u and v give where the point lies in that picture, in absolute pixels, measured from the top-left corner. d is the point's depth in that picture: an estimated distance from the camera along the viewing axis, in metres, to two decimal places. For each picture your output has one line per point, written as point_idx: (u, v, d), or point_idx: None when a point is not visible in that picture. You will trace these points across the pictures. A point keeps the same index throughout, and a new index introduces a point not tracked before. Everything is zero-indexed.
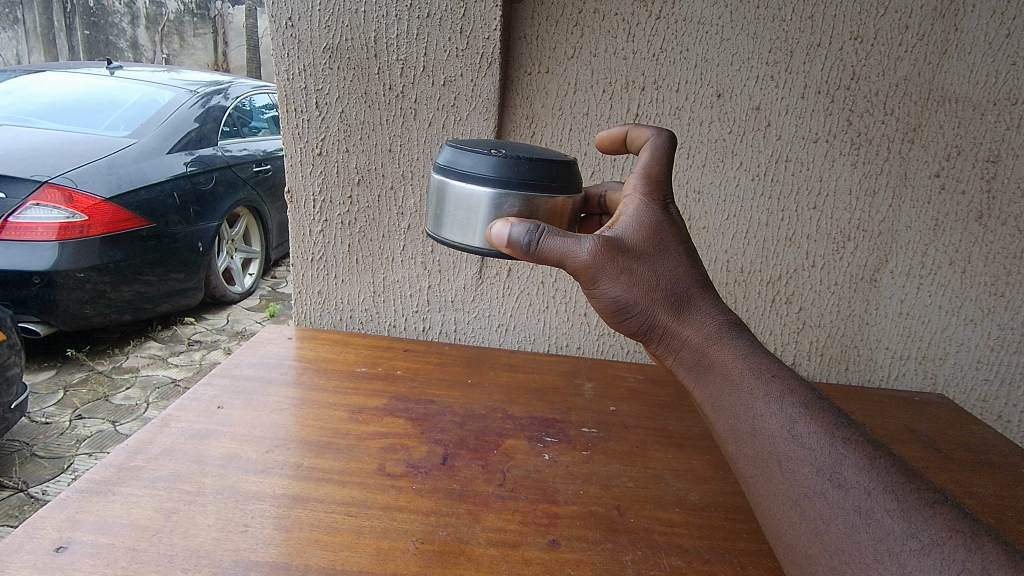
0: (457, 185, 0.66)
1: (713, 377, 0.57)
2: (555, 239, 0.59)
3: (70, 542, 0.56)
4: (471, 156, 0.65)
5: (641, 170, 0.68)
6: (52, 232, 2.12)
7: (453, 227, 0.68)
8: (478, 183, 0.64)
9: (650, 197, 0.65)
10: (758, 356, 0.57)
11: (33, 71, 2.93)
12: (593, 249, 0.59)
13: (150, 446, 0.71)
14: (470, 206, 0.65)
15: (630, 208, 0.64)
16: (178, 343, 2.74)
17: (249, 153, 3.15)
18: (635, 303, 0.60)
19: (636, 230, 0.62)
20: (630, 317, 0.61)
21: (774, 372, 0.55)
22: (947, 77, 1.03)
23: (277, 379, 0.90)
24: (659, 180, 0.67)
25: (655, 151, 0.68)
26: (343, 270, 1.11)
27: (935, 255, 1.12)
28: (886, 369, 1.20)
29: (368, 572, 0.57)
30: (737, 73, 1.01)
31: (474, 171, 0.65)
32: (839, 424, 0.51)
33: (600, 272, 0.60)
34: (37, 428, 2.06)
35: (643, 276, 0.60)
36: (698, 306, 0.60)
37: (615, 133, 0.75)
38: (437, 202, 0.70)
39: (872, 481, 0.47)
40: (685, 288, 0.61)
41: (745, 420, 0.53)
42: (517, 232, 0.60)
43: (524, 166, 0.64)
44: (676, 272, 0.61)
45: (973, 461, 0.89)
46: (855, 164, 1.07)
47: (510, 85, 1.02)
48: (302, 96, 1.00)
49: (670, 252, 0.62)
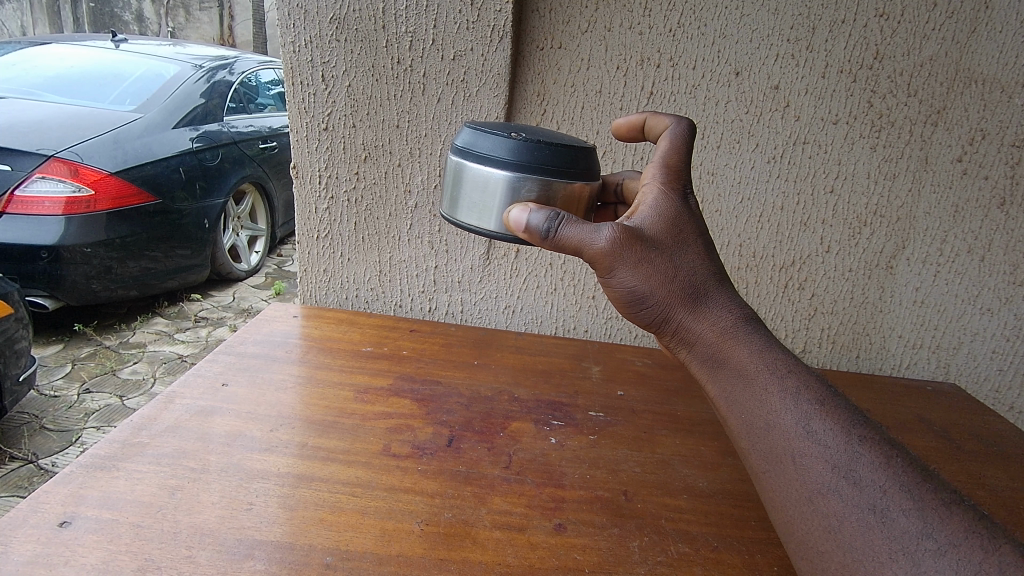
0: (475, 166, 0.64)
1: (728, 372, 0.56)
2: (573, 226, 0.58)
3: (74, 516, 0.56)
4: (492, 139, 0.63)
5: (659, 158, 0.66)
6: (59, 206, 2.11)
7: (468, 209, 0.66)
8: (497, 166, 0.62)
9: (669, 187, 0.63)
10: (774, 351, 0.55)
11: (37, 43, 2.89)
12: (609, 237, 0.57)
13: (155, 423, 0.71)
14: (488, 189, 0.63)
15: (649, 198, 0.62)
16: (184, 320, 2.74)
17: (255, 130, 3.12)
18: (651, 295, 0.58)
19: (654, 221, 0.60)
20: (645, 309, 0.60)
21: (789, 368, 0.53)
22: (975, 58, 0.99)
23: (282, 357, 0.89)
24: (678, 169, 0.65)
25: (674, 139, 0.66)
26: (348, 249, 1.10)
27: (954, 242, 1.10)
28: (899, 358, 1.19)
29: (373, 553, 0.56)
30: (757, 51, 0.98)
31: (492, 154, 0.63)
32: (854, 422, 0.49)
33: (617, 260, 0.58)
34: (45, 402, 2.08)
35: (661, 268, 0.58)
36: (714, 299, 0.59)
37: (633, 121, 0.73)
38: (453, 183, 0.68)
39: (888, 480, 0.46)
40: (702, 280, 0.59)
41: (759, 416, 0.52)
42: (536, 219, 0.59)
43: (544, 150, 0.62)
44: (694, 265, 0.59)
45: (984, 452, 0.88)
46: (874, 147, 1.04)
47: (522, 60, 0.99)
48: (309, 69, 0.98)
49: (687, 243, 0.60)
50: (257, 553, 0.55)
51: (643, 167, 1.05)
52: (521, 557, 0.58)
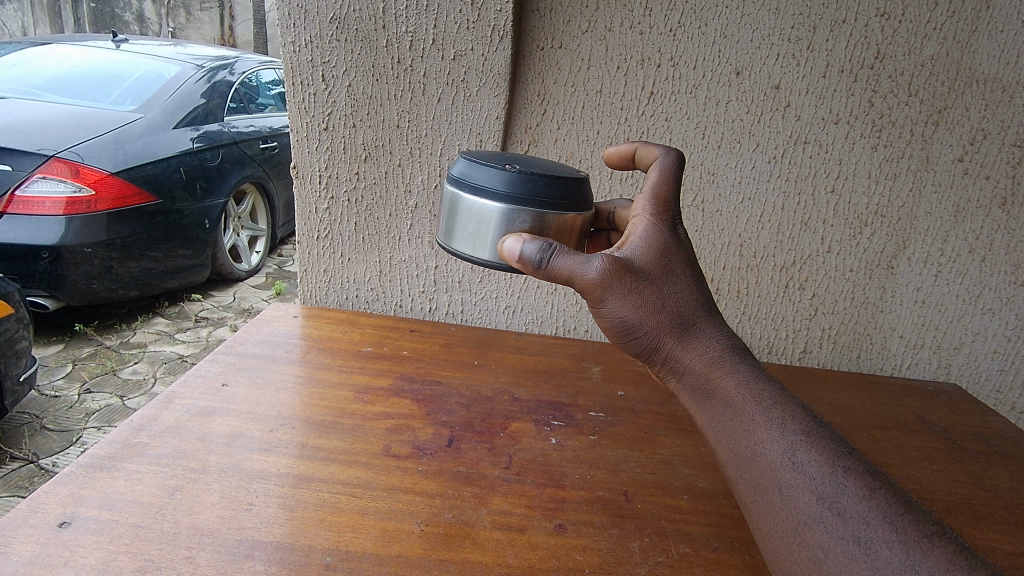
0: (469, 197, 0.64)
1: (716, 403, 0.55)
2: (566, 257, 0.57)
3: (73, 517, 0.56)
4: (486, 170, 0.63)
5: (648, 189, 0.65)
6: (60, 206, 2.11)
7: (463, 239, 0.67)
8: (491, 197, 0.62)
9: (659, 217, 0.63)
10: (761, 382, 0.55)
11: (38, 42, 2.89)
12: (601, 267, 0.57)
13: (155, 423, 0.71)
14: (482, 220, 0.64)
15: (638, 229, 0.62)
16: (185, 320, 2.74)
17: (255, 130, 3.12)
18: (640, 324, 0.58)
19: (644, 252, 0.60)
20: (635, 339, 0.59)
21: (776, 399, 0.53)
22: (976, 58, 0.99)
23: (282, 357, 0.89)
24: (667, 200, 0.64)
25: (663, 170, 0.66)
26: (348, 249, 1.10)
27: (955, 242, 1.10)
28: (899, 358, 1.19)
29: (373, 554, 0.56)
30: (757, 51, 0.98)
31: (486, 186, 0.63)
32: (839, 453, 0.50)
33: (608, 291, 0.57)
34: (46, 402, 2.08)
35: (650, 298, 0.58)
36: (702, 329, 0.58)
37: (623, 150, 0.72)
38: (448, 213, 0.68)
39: (871, 511, 0.46)
40: (691, 311, 0.59)
41: (746, 446, 0.52)
42: (529, 249, 0.58)
43: (538, 182, 0.62)
44: (682, 296, 0.59)
45: (985, 452, 0.88)
46: (875, 146, 1.04)
47: (522, 60, 0.99)
48: (309, 69, 0.98)
49: (676, 274, 0.60)
50: (257, 554, 0.55)
51: None
52: (521, 558, 0.58)
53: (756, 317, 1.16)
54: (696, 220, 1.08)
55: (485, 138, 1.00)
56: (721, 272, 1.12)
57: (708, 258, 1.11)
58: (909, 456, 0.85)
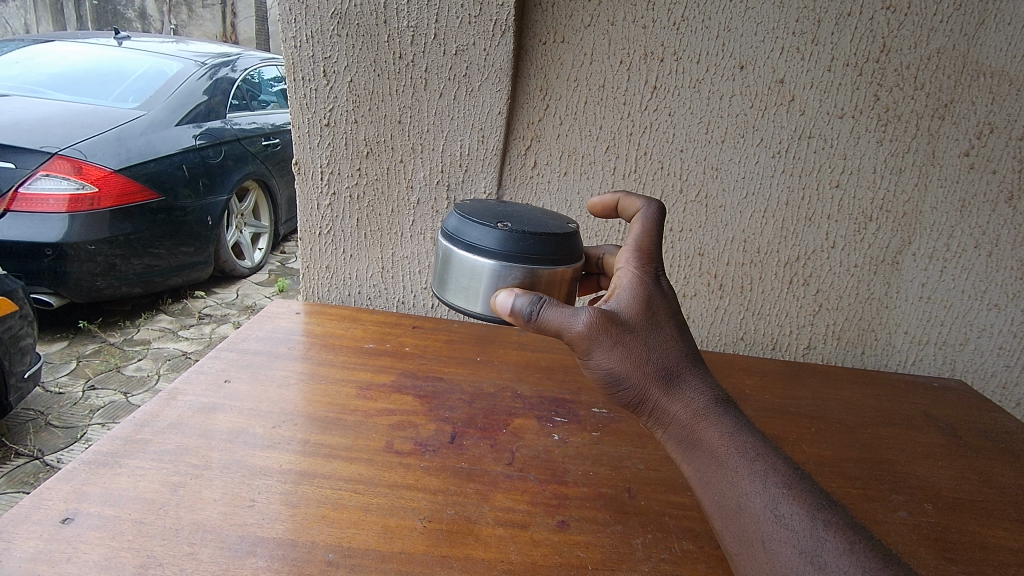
0: (462, 253, 0.65)
1: (701, 456, 0.54)
2: (555, 309, 0.56)
3: (76, 513, 0.56)
4: (478, 227, 0.64)
5: (632, 240, 0.65)
6: (63, 203, 2.11)
7: (456, 291, 0.68)
8: (483, 254, 0.63)
9: (643, 267, 0.62)
10: (746, 433, 0.54)
11: (41, 40, 2.89)
12: (587, 319, 0.56)
13: (157, 420, 0.71)
14: (474, 275, 0.64)
15: (623, 280, 0.61)
16: (189, 316, 2.75)
17: (258, 126, 3.12)
18: (626, 376, 0.57)
19: (630, 303, 0.59)
20: (621, 390, 0.58)
21: (759, 450, 0.52)
22: (983, 51, 0.98)
23: (284, 354, 0.89)
24: (651, 250, 0.64)
25: (646, 222, 0.66)
26: (350, 246, 1.10)
27: (961, 237, 1.09)
28: (904, 354, 1.18)
29: (375, 551, 0.56)
30: (761, 45, 0.97)
31: (479, 243, 0.63)
32: (820, 505, 0.48)
33: (595, 343, 0.56)
34: (51, 398, 2.09)
35: (636, 349, 0.57)
36: (688, 380, 0.57)
37: (607, 200, 0.73)
38: (443, 266, 0.69)
39: (853, 566, 0.44)
40: (676, 362, 0.57)
41: (731, 498, 0.51)
42: (520, 302, 0.58)
43: (529, 238, 0.62)
44: (668, 347, 0.58)
45: (990, 448, 0.87)
46: (880, 140, 1.03)
47: (524, 55, 0.98)
48: (310, 65, 0.97)
49: (661, 326, 0.59)
50: (259, 550, 0.55)
51: (647, 163, 1.04)
52: (524, 555, 0.58)
53: (760, 314, 1.16)
54: (700, 216, 1.08)
55: (487, 133, 1.00)
56: (725, 268, 1.12)
57: (712, 254, 1.11)
58: (914, 453, 0.85)
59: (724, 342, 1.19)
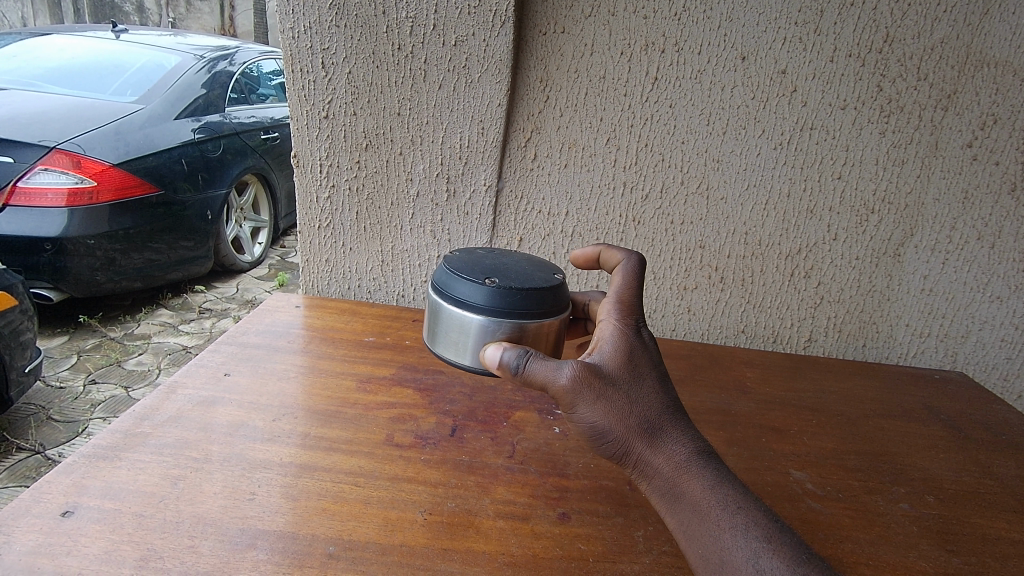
0: (451, 308, 0.65)
1: (684, 508, 0.53)
2: (541, 362, 0.56)
3: (76, 506, 0.56)
4: (465, 283, 0.63)
5: (613, 292, 0.64)
6: (62, 198, 2.10)
7: (446, 345, 0.68)
8: (472, 309, 0.63)
9: (625, 319, 0.61)
10: (727, 485, 0.53)
11: (39, 33, 2.88)
12: (573, 372, 0.55)
13: (157, 413, 0.70)
14: (463, 330, 0.64)
15: (605, 331, 0.61)
16: (190, 310, 2.75)
17: (257, 120, 3.11)
18: (610, 429, 0.56)
19: (614, 355, 0.58)
20: (606, 443, 0.57)
21: (740, 503, 0.52)
22: (987, 41, 0.97)
23: (284, 348, 0.88)
24: (632, 301, 0.63)
25: (627, 273, 0.66)
26: (350, 239, 1.09)
27: (963, 229, 1.08)
28: (906, 347, 1.18)
29: (376, 543, 0.56)
30: (763, 35, 0.96)
31: (467, 299, 0.63)
32: (799, 558, 0.48)
33: (579, 397, 0.55)
34: (51, 392, 2.09)
35: (620, 402, 0.56)
36: (671, 433, 0.56)
37: (588, 252, 0.73)
38: (432, 319, 0.69)
39: None
40: (659, 415, 0.57)
41: (713, 552, 0.50)
42: (508, 356, 0.57)
43: (516, 294, 0.62)
44: (651, 398, 0.57)
45: (991, 441, 0.87)
46: (883, 132, 1.02)
47: (524, 46, 0.97)
48: (308, 56, 0.96)
49: (644, 379, 0.58)
50: (259, 543, 0.55)
51: (648, 155, 1.03)
52: (524, 547, 0.58)
53: (761, 306, 1.15)
54: (701, 208, 1.07)
55: (487, 126, 0.99)
56: (726, 260, 1.11)
57: (713, 247, 1.10)
58: (915, 445, 0.84)
59: (725, 336, 1.18)
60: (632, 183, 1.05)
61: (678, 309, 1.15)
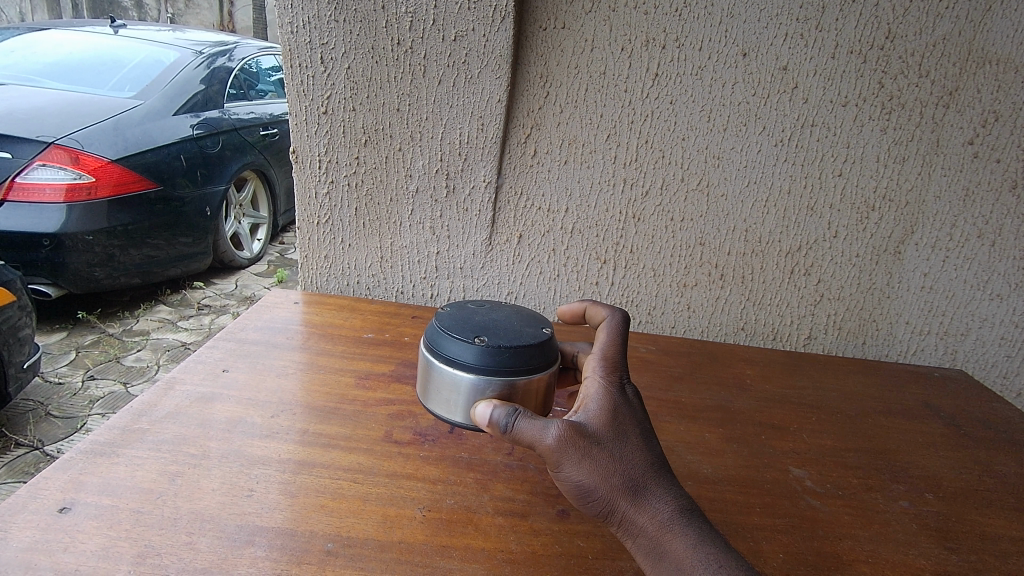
0: (443, 367, 0.66)
1: (667, 568, 0.49)
2: (529, 420, 0.53)
3: (73, 502, 0.56)
4: (456, 342, 0.64)
5: (597, 350, 0.64)
6: (60, 193, 2.10)
7: (439, 403, 0.68)
8: (463, 368, 0.64)
9: (610, 374, 0.60)
10: (709, 546, 0.49)
11: (37, 28, 2.86)
12: (559, 432, 0.52)
13: (155, 409, 0.70)
14: (456, 388, 0.65)
15: (590, 389, 0.58)
16: (189, 307, 2.75)
17: (256, 116, 3.10)
18: (594, 488, 0.52)
19: (601, 411, 0.56)
20: (590, 502, 0.53)
21: (722, 563, 0.48)
22: (989, 37, 0.97)
23: (283, 344, 0.88)
24: (616, 357, 0.62)
25: (611, 330, 0.67)
26: (348, 235, 1.09)
27: (963, 227, 1.08)
28: (905, 345, 1.18)
29: (375, 540, 0.56)
30: (764, 31, 0.96)
31: (458, 358, 0.64)
32: None
33: (565, 456, 0.52)
34: (50, 389, 2.09)
35: (607, 461, 0.53)
36: (655, 491, 0.52)
37: (575, 308, 0.76)
38: (424, 377, 0.70)
39: None
40: (643, 473, 0.53)
41: None
42: (497, 414, 0.55)
43: (506, 352, 0.63)
44: (639, 456, 0.54)
45: (992, 439, 0.87)
46: (884, 129, 1.02)
47: (524, 41, 0.97)
48: (307, 51, 0.96)
49: (628, 436, 0.55)
50: (257, 540, 0.54)
51: (649, 151, 1.03)
52: (523, 544, 0.58)
53: (761, 304, 1.15)
54: (701, 205, 1.07)
55: (486, 122, 0.99)
56: (726, 257, 1.11)
57: (713, 244, 1.10)
58: (914, 443, 0.84)
59: (724, 333, 1.18)
60: (632, 179, 1.04)
61: (678, 306, 1.15)
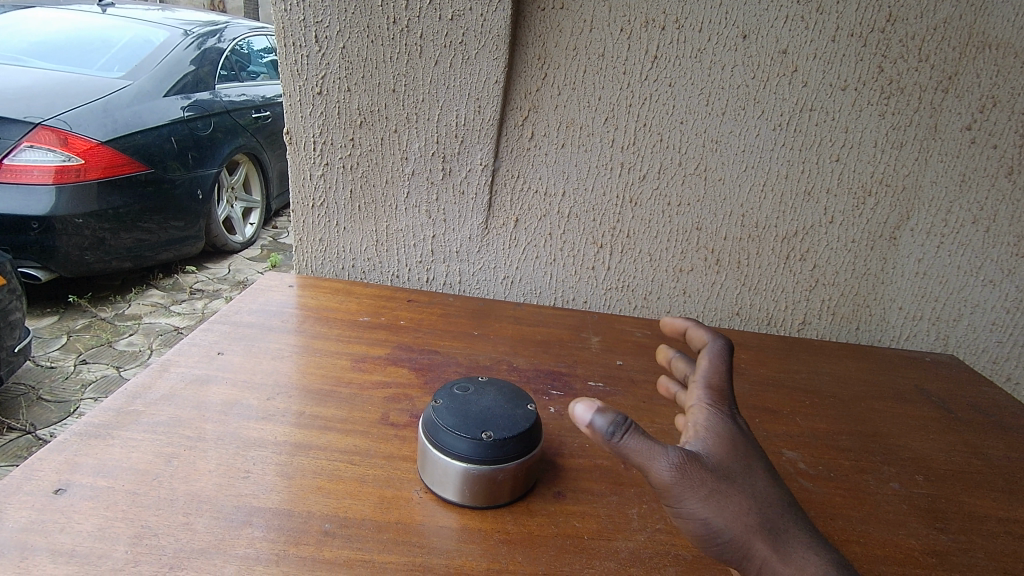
0: (435, 450, 0.59)
1: None
2: (641, 439, 0.47)
3: (68, 484, 0.55)
4: (455, 433, 0.58)
5: (700, 377, 0.58)
6: (48, 175, 2.06)
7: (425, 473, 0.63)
8: (459, 455, 0.58)
9: (722, 405, 0.55)
10: None
11: (22, 6, 2.80)
12: (678, 461, 0.48)
13: (150, 391, 0.70)
14: (447, 475, 0.59)
15: (702, 419, 0.53)
16: (181, 291, 2.73)
17: (248, 99, 3.06)
18: (725, 530, 0.47)
19: (717, 444, 0.51)
20: (716, 545, 0.48)
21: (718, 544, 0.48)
22: (990, 22, 0.96)
23: (278, 327, 0.88)
24: (724, 386, 0.57)
25: (714, 356, 0.60)
26: (343, 218, 1.08)
27: (959, 213, 1.09)
28: (897, 329, 1.19)
29: (372, 521, 0.56)
30: (765, 14, 0.95)
31: (457, 446, 0.58)
32: None
33: (688, 489, 0.47)
34: (41, 372, 2.07)
35: (739, 499, 0.48)
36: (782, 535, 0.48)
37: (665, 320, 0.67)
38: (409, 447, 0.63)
39: None
40: (781, 516, 0.48)
41: None
42: (600, 422, 0.48)
43: (510, 450, 0.58)
44: (768, 495, 0.49)
45: (983, 422, 0.88)
46: (882, 114, 1.01)
47: (522, 21, 0.95)
48: (301, 29, 0.94)
49: (754, 473, 0.50)
50: (255, 520, 0.54)
51: (647, 134, 1.02)
52: (520, 525, 0.58)
53: (757, 289, 1.15)
54: (698, 189, 1.06)
55: (483, 103, 0.97)
56: (722, 242, 1.11)
57: (710, 229, 1.09)
58: (907, 427, 0.85)
59: (720, 318, 1.18)
60: (629, 163, 1.04)
61: (674, 291, 1.15)
